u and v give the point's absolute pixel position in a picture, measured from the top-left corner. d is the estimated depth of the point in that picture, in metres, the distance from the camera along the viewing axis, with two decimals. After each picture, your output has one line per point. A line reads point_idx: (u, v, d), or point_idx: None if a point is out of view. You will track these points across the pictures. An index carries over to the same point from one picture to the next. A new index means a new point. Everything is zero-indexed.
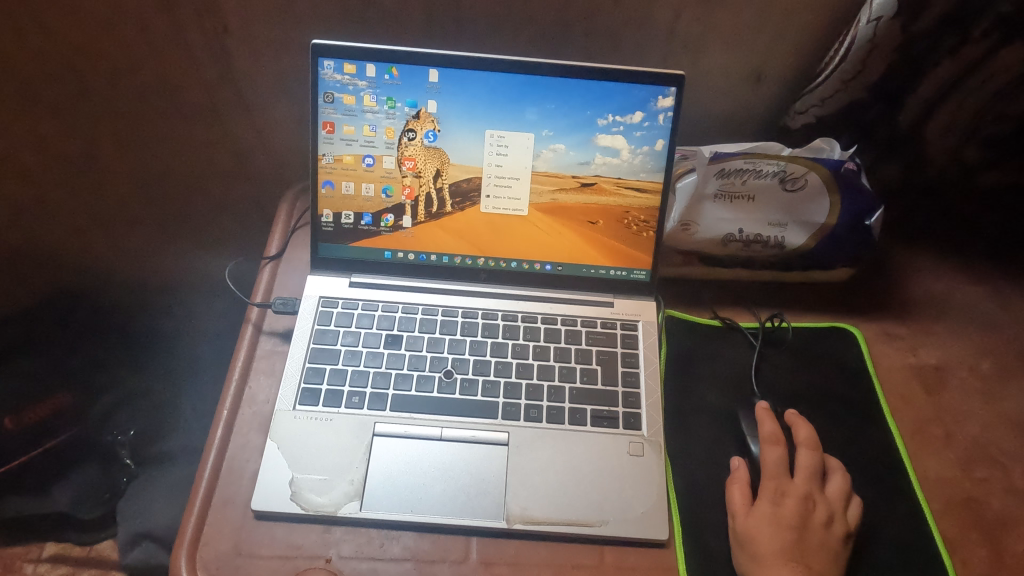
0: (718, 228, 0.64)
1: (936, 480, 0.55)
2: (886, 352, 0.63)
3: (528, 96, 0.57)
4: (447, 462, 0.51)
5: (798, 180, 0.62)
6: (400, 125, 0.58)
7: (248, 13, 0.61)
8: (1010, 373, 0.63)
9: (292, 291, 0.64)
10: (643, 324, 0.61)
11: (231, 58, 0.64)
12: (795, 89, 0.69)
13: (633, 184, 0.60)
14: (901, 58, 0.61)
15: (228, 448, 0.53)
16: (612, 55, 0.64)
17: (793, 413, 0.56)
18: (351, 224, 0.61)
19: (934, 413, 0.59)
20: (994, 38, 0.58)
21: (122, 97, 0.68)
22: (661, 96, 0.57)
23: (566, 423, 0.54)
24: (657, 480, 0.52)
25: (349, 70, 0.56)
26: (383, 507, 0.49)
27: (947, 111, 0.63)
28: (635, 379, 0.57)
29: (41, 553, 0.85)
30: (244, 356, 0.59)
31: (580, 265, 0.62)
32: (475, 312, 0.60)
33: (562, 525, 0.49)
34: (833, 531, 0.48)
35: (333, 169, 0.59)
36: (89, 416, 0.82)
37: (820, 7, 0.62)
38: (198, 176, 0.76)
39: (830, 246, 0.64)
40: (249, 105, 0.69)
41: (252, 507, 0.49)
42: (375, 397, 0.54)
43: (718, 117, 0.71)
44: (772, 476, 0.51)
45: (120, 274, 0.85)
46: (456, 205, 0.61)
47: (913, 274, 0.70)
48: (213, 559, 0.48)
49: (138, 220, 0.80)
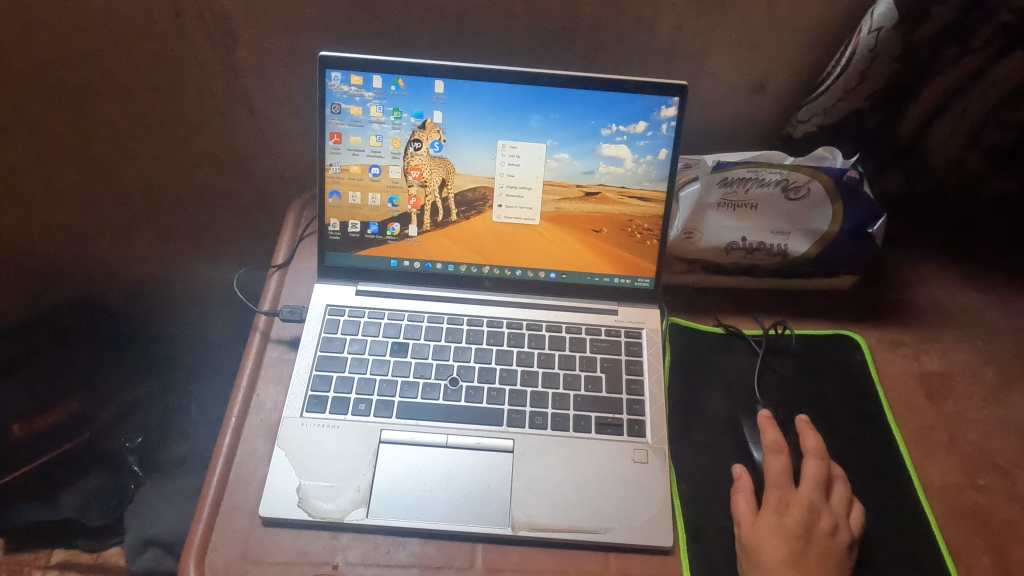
0: (720, 236, 0.64)
1: (939, 487, 0.55)
2: (888, 359, 0.64)
3: (533, 104, 0.58)
4: (452, 469, 0.52)
5: (801, 189, 0.62)
6: (405, 135, 0.59)
7: (257, 24, 0.62)
8: (1013, 379, 0.63)
9: (299, 299, 0.65)
10: (647, 331, 0.61)
11: (237, 68, 0.65)
12: (798, 97, 0.69)
13: (636, 193, 0.60)
14: (901, 68, 0.62)
15: (235, 455, 0.54)
16: (615, 66, 0.65)
17: (803, 421, 0.56)
18: (357, 233, 0.62)
19: (937, 420, 0.59)
20: (993, 48, 0.59)
21: (130, 104, 0.68)
22: (665, 106, 0.58)
23: (571, 430, 0.55)
24: (662, 488, 0.52)
25: (356, 81, 0.57)
26: (388, 515, 0.49)
27: (949, 119, 0.64)
28: (639, 388, 0.57)
29: (49, 559, 0.86)
30: (253, 364, 0.60)
31: (585, 273, 0.63)
32: (480, 320, 0.61)
33: (566, 531, 0.50)
34: (838, 539, 0.49)
35: (340, 179, 0.60)
36: (103, 419, 0.82)
37: (821, 18, 0.62)
38: (203, 187, 0.77)
39: (834, 253, 0.64)
40: (257, 113, 0.69)
41: (260, 513, 0.49)
42: (381, 405, 0.55)
43: (721, 126, 0.72)
44: (776, 485, 0.51)
45: (128, 280, 0.86)
46: (461, 214, 0.61)
47: (917, 281, 0.71)
48: (221, 564, 0.48)
49: (146, 227, 0.80)
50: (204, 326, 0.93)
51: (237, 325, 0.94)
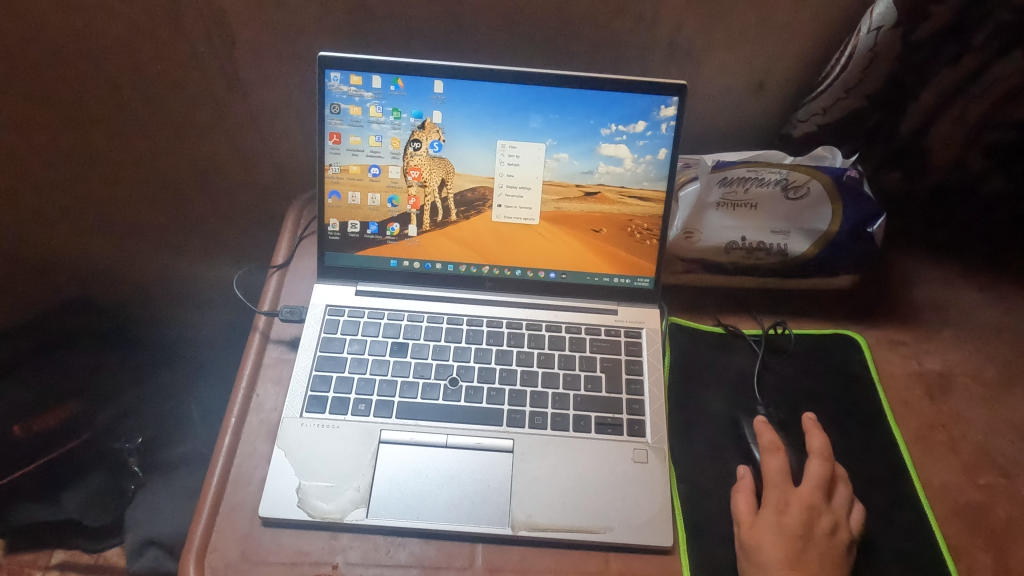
0: (720, 236, 0.64)
1: (939, 486, 0.55)
2: (888, 358, 0.64)
3: (532, 104, 0.58)
4: (452, 469, 0.52)
5: (801, 189, 0.62)
6: (405, 135, 0.59)
7: (256, 24, 0.62)
8: (1013, 378, 0.63)
9: (299, 300, 0.65)
10: (647, 331, 0.61)
11: (237, 69, 0.65)
12: (797, 97, 0.69)
13: (636, 193, 0.60)
14: (900, 67, 0.62)
15: (235, 456, 0.54)
16: (614, 66, 0.65)
17: (810, 419, 0.56)
18: (356, 233, 0.62)
19: (937, 419, 0.59)
20: (992, 47, 0.59)
21: (129, 104, 0.68)
22: (664, 106, 0.58)
23: (571, 430, 0.55)
24: (662, 488, 0.52)
25: (355, 81, 0.57)
26: (387, 515, 0.49)
27: (948, 119, 0.64)
28: (639, 387, 0.57)
29: (49, 560, 0.86)
30: (252, 364, 0.60)
31: (584, 273, 0.63)
32: (480, 320, 0.61)
33: (566, 531, 0.50)
34: (837, 539, 0.48)
35: (340, 179, 0.60)
36: (98, 424, 0.81)
37: (820, 17, 0.62)
38: (203, 188, 0.77)
39: (834, 253, 0.64)
40: (257, 114, 0.69)
41: (260, 513, 0.49)
42: (381, 405, 0.55)
43: (721, 126, 0.72)
44: (775, 484, 0.51)
45: (127, 281, 0.86)
46: (461, 214, 0.61)
47: (917, 280, 0.71)
48: (221, 564, 0.48)
49: (145, 227, 0.80)
50: (204, 326, 0.93)
51: (237, 325, 0.94)
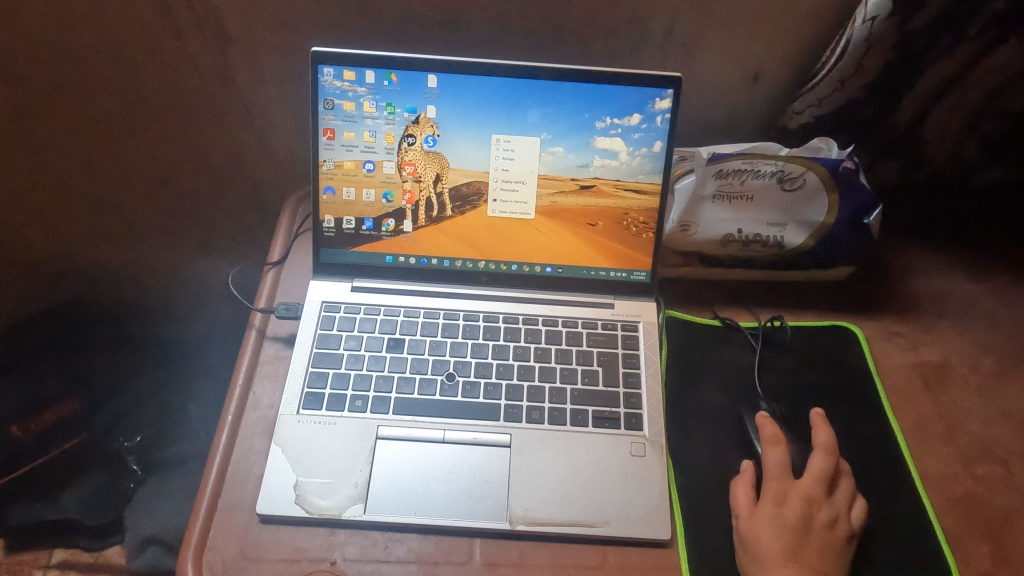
0: (717, 228, 0.64)
1: (937, 477, 0.55)
2: (886, 349, 0.64)
3: (526, 99, 0.58)
4: (451, 464, 0.52)
5: (797, 180, 0.62)
6: (399, 130, 0.59)
7: (249, 18, 0.61)
8: (1010, 368, 0.63)
9: (295, 297, 0.65)
10: (644, 324, 0.61)
11: (230, 64, 0.65)
12: (792, 89, 0.69)
13: (631, 185, 0.60)
14: (897, 57, 0.61)
15: (232, 453, 0.54)
16: (609, 59, 0.65)
17: (817, 413, 0.56)
18: (352, 229, 0.62)
19: (934, 410, 0.59)
20: (988, 35, 0.59)
21: (122, 99, 0.68)
22: (659, 98, 0.57)
23: (568, 424, 0.55)
24: (659, 480, 0.52)
25: (348, 76, 0.57)
26: (385, 511, 0.49)
27: (944, 108, 0.64)
28: (636, 380, 0.57)
29: (49, 559, 0.86)
30: (248, 362, 0.60)
31: (580, 267, 0.63)
32: (476, 315, 0.60)
33: (564, 525, 0.50)
34: (837, 531, 0.48)
35: (334, 175, 0.60)
36: (98, 422, 0.82)
37: (815, 8, 0.62)
38: (199, 183, 0.77)
39: (830, 245, 0.64)
40: (251, 109, 0.69)
41: (257, 510, 0.49)
42: (379, 401, 0.55)
43: (717, 118, 0.71)
44: (775, 477, 0.51)
45: (122, 278, 0.85)
46: (456, 210, 0.61)
47: (914, 272, 0.70)
48: (218, 561, 0.48)
49: (141, 223, 0.80)
50: (201, 322, 0.93)
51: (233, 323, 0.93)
